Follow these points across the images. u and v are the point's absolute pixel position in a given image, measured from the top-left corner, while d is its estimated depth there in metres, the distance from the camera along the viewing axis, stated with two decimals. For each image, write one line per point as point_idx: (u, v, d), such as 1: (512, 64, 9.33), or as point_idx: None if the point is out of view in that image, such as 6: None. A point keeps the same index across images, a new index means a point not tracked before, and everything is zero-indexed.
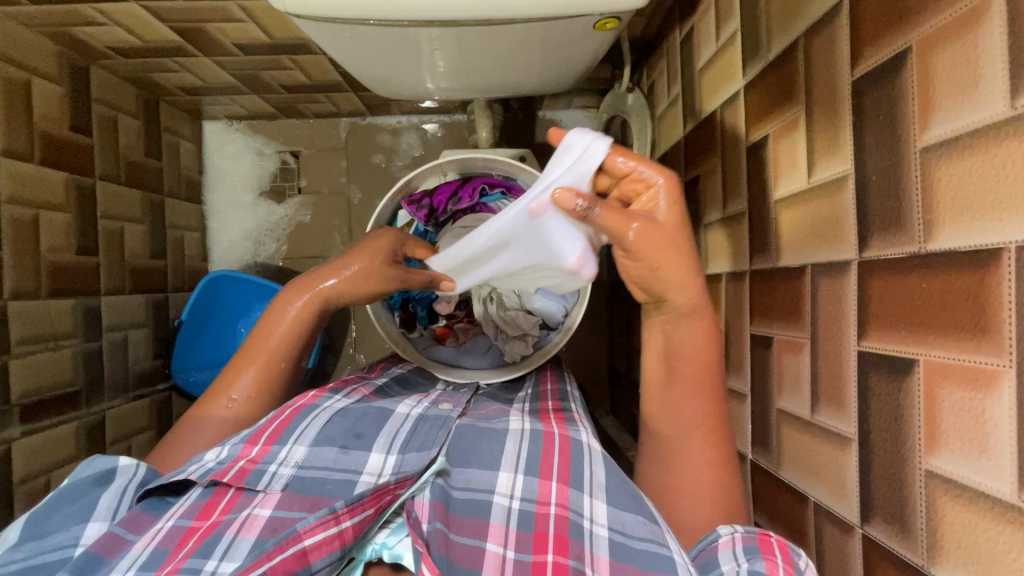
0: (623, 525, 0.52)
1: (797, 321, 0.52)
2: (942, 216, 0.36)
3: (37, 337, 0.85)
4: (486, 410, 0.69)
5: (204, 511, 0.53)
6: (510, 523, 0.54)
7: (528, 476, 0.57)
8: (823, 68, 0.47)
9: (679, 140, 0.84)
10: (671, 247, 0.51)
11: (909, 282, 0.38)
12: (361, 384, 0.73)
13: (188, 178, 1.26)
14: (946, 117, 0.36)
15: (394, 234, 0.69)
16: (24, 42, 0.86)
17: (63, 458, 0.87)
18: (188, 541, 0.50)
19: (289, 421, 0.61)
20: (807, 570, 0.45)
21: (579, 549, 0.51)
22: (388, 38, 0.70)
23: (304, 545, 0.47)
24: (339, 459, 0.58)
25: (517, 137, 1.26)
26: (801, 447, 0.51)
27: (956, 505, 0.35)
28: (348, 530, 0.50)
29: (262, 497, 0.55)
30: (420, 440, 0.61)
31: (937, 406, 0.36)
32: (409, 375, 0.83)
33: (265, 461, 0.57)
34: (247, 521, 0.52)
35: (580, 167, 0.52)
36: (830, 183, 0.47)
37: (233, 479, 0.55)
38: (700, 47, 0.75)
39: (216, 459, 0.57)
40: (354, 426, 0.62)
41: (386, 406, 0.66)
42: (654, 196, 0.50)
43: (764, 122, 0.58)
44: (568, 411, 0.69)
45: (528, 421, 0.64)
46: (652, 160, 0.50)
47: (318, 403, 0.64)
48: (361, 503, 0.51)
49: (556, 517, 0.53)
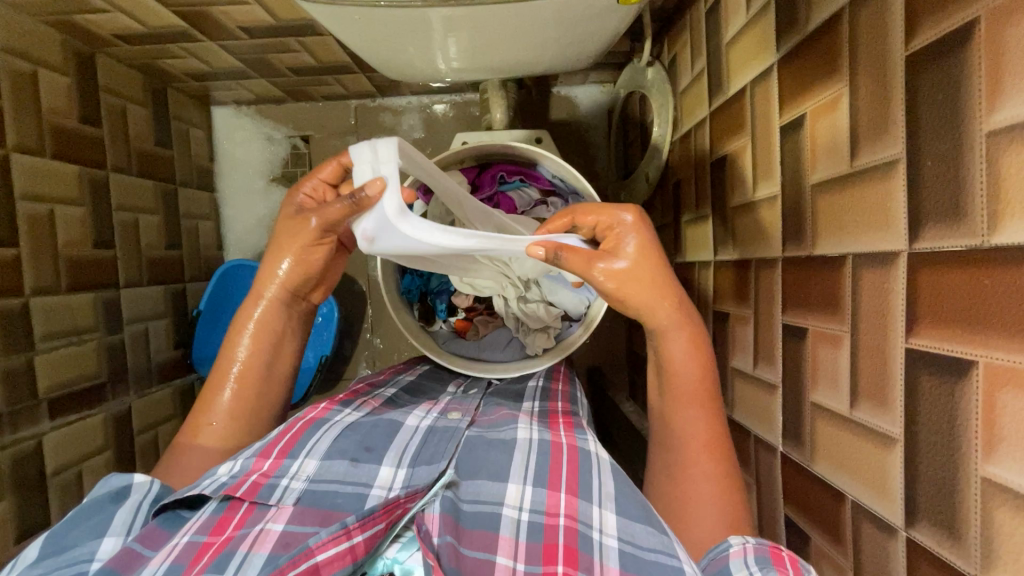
0: (633, 535, 0.51)
1: (835, 313, 0.49)
2: (1008, 208, 0.33)
3: (60, 331, 0.86)
4: (495, 416, 0.69)
5: (217, 526, 0.52)
6: (520, 535, 0.53)
7: (536, 488, 0.56)
8: (871, 41, 0.44)
9: (704, 118, 0.80)
10: (661, 289, 0.58)
11: (970, 278, 0.36)
12: (370, 395, 0.73)
13: (199, 166, 1.25)
14: (1017, 96, 0.32)
15: (295, 231, 0.65)
16: (28, 32, 0.83)
17: (91, 449, 0.89)
18: (202, 557, 0.49)
19: (301, 434, 0.61)
20: None
21: (589, 562, 0.50)
22: (399, 20, 0.67)
23: (318, 560, 0.48)
24: (350, 472, 0.58)
25: (531, 116, 1.22)
26: (839, 445, 0.49)
27: (1014, 515, 0.33)
28: (360, 545, 0.50)
29: (275, 511, 0.54)
30: (429, 452, 0.61)
31: (997, 412, 0.34)
32: (418, 383, 0.81)
33: (277, 475, 0.57)
34: (260, 536, 0.51)
35: (374, 223, 0.55)
36: (876, 169, 0.44)
37: (245, 493, 0.54)
38: (728, 18, 0.71)
39: (229, 473, 0.57)
40: (365, 438, 0.62)
41: (396, 418, 0.66)
42: (621, 235, 0.58)
43: (800, 100, 0.54)
44: (577, 415, 0.69)
45: (536, 430, 0.63)
46: (613, 205, 0.60)
47: (329, 416, 0.65)
48: (372, 518, 0.51)
49: (565, 529, 0.52)
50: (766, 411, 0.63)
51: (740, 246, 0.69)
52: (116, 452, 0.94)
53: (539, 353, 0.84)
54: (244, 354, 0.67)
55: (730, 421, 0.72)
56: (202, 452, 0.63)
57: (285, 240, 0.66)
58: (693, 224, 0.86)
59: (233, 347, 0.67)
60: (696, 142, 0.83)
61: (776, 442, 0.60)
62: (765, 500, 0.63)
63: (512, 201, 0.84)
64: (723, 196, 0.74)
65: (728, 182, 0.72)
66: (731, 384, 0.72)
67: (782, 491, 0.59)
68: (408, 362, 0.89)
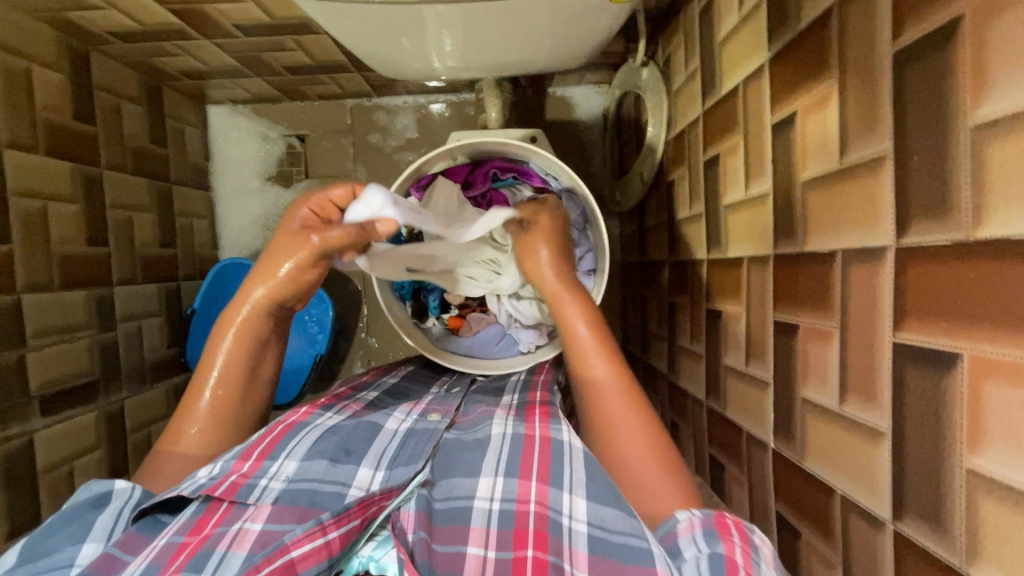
0: (602, 519, 0.51)
1: (825, 309, 0.50)
2: (993, 201, 0.34)
3: (52, 328, 0.85)
4: (474, 415, 0.69)
5: (196, 527, 0.52)
6: (491, 524, 0.53)
7: (507, 479, 0.56)
8: (860, 39, 0.44)
9: (697, 118, 0.80)
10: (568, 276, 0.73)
11: (957, 272, 0.36)
12: (352, 399, 0.73)
13: (194, 164, 1.25)
14: (1000, 91, 0.33)
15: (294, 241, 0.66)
16: (21, 28, 0.83)
17: (83, 447, 0.89)
18: (178, 557, 0.49)
19: (282, 437, 0.61)
20: (762, 547, 0.45)
21: (558, 546, 0.50)
22: (393, 17, 0.67)
23: (292, 556, 0.47)
24: (329, 472, 0.58)
25: (527, 116, 1.23)
26: (828, 440, 0.50)
27: (998, 507, 0.33)
28: (336, 541, 0.50)
29: (253, 511, 0.54)
30: (407, 454, 0.61)
31: (982, 404, 0.35)
32: (402, 385, 0.81)
33: (256, 475, 0.57)
34: (238, 535, 0.51)
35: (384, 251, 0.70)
36: (864, 165, 0.44)
37: (223, 493, 0.54)
38: (721, 18, 0.72)
39: (208, 475, 0.56)
40: (344, 442, 0.62)
41: (376, 421, 0.66)
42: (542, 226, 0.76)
43: (790, 98, 0.55)
44: (554, 404, 0.68)
45: (511, 425, 0.64)
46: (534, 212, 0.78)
47: (310, 420, 0.64)
48: (347, 515, 0.51)
49: (535, 515, 0.52)
50: (758, 408, 0.63)
51: (732, 245, 0.69)
52: (108, 451, 0.94)
53: (530, 351, 0.85)
54: (223, 358, 0.65)
55: (722, 419, 0.72)
56: (193, 447, 0.63)
57: (280, 250, 0.66)
58: (688, 223, 0.86)
59: (210, 355, 0.66)
60: (690, 141, 0.84)
61: (767, 439, 0.60)
62: (757, 496, 0.63)
63: (505, 198, 0.85)
64: (716, 194, 0.74)
65: (720, 181, 0.73)
66: (723, 382, 0.72)
67: (774, 488, 0.59)
68: (391, 363, 0.89)
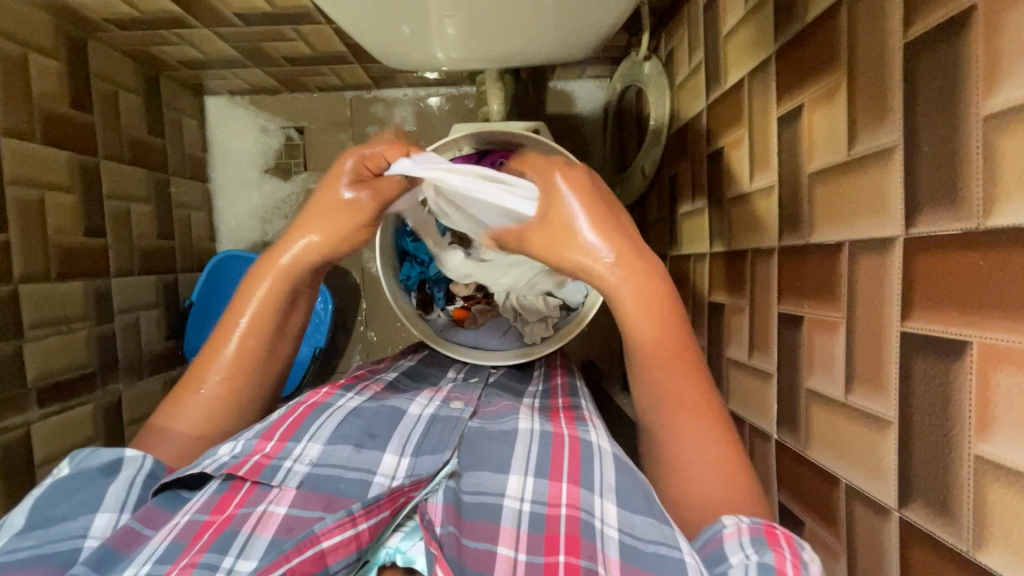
0: (633, 527, 0.51)
1: (831, 300, 0.50)
2: (1004, 190, 0.34)
3: (49, 320, 0.84)
4: (497, 407, 0.69)
5: (219, 505, 0.53)
6: (522, 525, 0.53)
7: (537, 478, 0.56)
8: (868, 31, 0.45)
9: (701, 111, 0.80)
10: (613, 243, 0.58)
11: (966, 260, 0.36)
12: (372, 379, 0.73)
13: (192, 155, 1.24)
14: (1013, 80, 0.33)
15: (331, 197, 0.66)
16: (18, 14, 0.82)
17: (81, 440, 0.88)
18: (204, 534, 0.50)
19: (304, 419, 0.61)
20: (814, 563, 0.44)
21: (591, 549, 0.49)
22: (398, 5, 0.67)
23: (323, 547, 0.47)
24: (353, 458, 0.58)
25: (527, 109, 1.22)
26: (835, 429, 0.50)
27: (1006, 492, 0.34)
28: (365, 533, 0.49)
29: (277, 493, 0.54)
30: (432, 442, 0.61)
31: (990, 391, 0.35)
32: (419, 368, 0.82)
33: (280, 456, 0.57)
34: (263, 518, 0.51)
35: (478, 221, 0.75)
36: (873, 156, 0.45)
37: (248, 473, 0.54)
38: (726, 10, 0.72)
39: (230, 453, 0.56)
40: (368, 425, 0.62)
41: (399, 406, 0.66)
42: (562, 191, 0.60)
43: (798, 91, 0.55)
44: (578, 409, 0.69)
45: (537, 422, 0.64)
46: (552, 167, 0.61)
47: (331, 401, 0.64)
48: (378, 506, 0.51)
49: (567, 518, 0.52)
50: (761, 399, 0.63)
51: (737, 238, 0.69)
52: (105, 443, 0.93)
53: (537, 342, 0.84)
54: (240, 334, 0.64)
55: None
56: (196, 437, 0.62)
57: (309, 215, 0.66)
58: (689, 216, 0.86)
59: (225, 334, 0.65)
60: (693, 135, 0.84)
61: (772, 430, 0.61)
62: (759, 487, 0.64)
63: None
64: (720, 187, 0.74)
65: (724, 174, 0.73)
66: (726, 374, 0.73)
67: (777, 479, 0.60)
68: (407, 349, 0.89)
